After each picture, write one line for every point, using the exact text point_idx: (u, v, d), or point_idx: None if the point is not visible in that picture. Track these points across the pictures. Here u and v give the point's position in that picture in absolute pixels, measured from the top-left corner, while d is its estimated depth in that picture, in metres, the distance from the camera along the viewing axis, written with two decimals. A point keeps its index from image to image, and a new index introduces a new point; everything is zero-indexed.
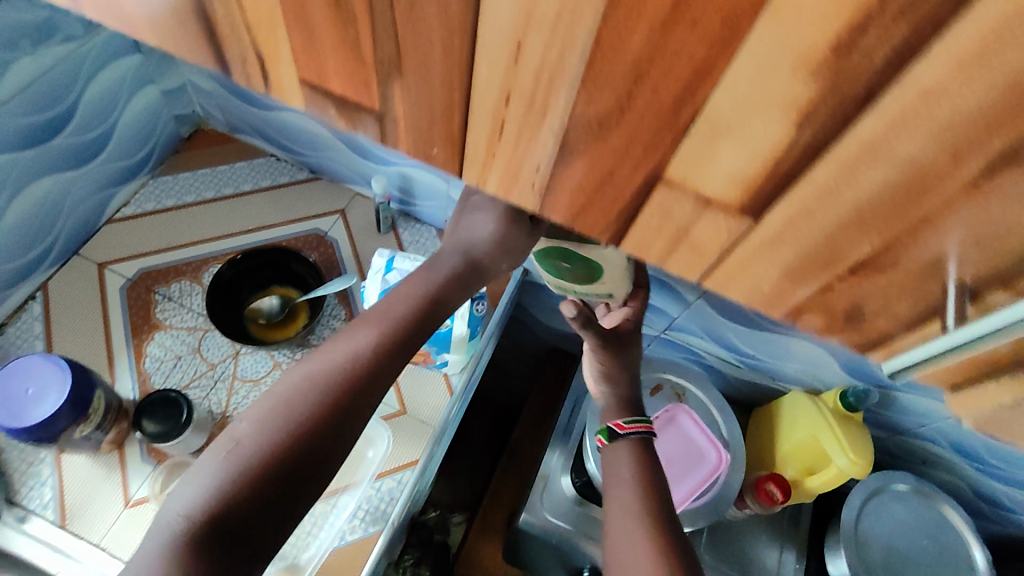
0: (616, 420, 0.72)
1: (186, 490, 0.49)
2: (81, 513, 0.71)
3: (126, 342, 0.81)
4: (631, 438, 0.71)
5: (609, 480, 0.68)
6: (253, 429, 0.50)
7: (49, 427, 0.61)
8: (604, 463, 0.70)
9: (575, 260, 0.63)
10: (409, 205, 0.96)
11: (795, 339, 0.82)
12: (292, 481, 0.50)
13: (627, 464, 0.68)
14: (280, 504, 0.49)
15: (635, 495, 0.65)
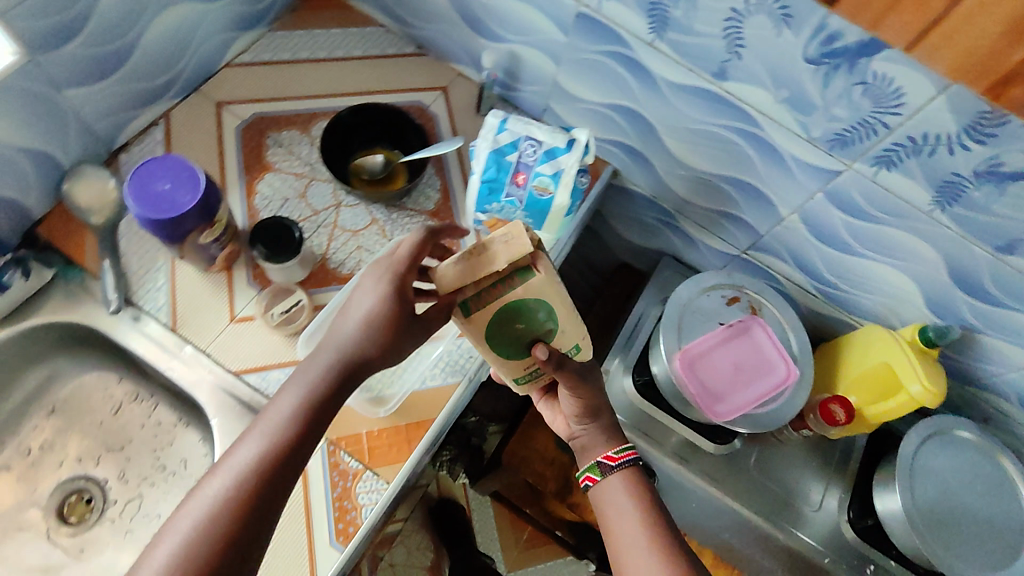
0: (606, 452, 0.72)
1: (197, 501, 0.54)
2: (189, 320, 0.77)
3: (239, 177, 0.85)
4: (619, 474, 0.71)
5: (611, 525, 0.69)
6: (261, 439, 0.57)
7: (180, 223, 0.68)
8: (599, 503, 0.72)
9: (516, 307, 0.58)
10: (511, 90, 0.95)
11: (879, 261, 0.82)
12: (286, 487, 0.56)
13: (622, 496, 0.70)
14: (277, 495, 0.56)
15: (638, 525, 0.67)
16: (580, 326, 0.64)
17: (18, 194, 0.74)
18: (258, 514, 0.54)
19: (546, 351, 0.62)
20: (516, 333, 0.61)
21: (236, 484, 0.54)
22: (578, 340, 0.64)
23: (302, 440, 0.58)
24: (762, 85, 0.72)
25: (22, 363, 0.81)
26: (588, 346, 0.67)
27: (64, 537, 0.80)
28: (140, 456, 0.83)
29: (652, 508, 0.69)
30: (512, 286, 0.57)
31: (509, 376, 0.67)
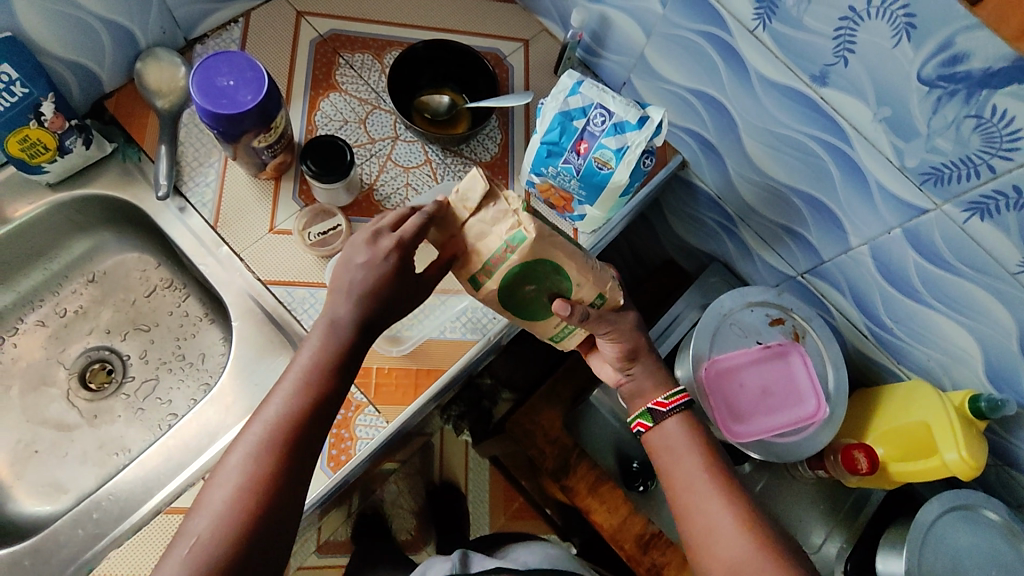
0: (655, 399, 0.69)
1: (219, 483, 0.54)
2: (231, 222, 0.78)
3: (305, 91, 0.84)
4: (675, 418, 0.68)
5: (670, 467, 0.66)
6: (254, 446, 0.55)
7: (237, 122, 0.67)
8: (656, 443, 0.69)
9: (521, 272, 0.57)
10: (593, 56, 0.91)
11: (945, 314, 0.75)
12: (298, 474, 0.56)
13: (685, 438, 0.67)
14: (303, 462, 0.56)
15: (698, 465, 0.65)
16: (598, 268, 0.61)
17: (92, 64, 0.75)
18: (272, 514, 0.54)
19: (567, 307, 0.59)
20: (530, 296, 0.60)
21: (238, 491, 0.53)
22: (603, 287, 0.61)
23: (305, 429, 0.57)
24: (862, 99, 0.66)
25: (71, 229, 0.84)
26: (613, 291, 0.62)
27: (81, 400, 0.84)
28: (163, 341, 0.86)
29: (711, 449, 0.67)
30: (511, 253, 0.55)
31: (544, 335, 0.66)
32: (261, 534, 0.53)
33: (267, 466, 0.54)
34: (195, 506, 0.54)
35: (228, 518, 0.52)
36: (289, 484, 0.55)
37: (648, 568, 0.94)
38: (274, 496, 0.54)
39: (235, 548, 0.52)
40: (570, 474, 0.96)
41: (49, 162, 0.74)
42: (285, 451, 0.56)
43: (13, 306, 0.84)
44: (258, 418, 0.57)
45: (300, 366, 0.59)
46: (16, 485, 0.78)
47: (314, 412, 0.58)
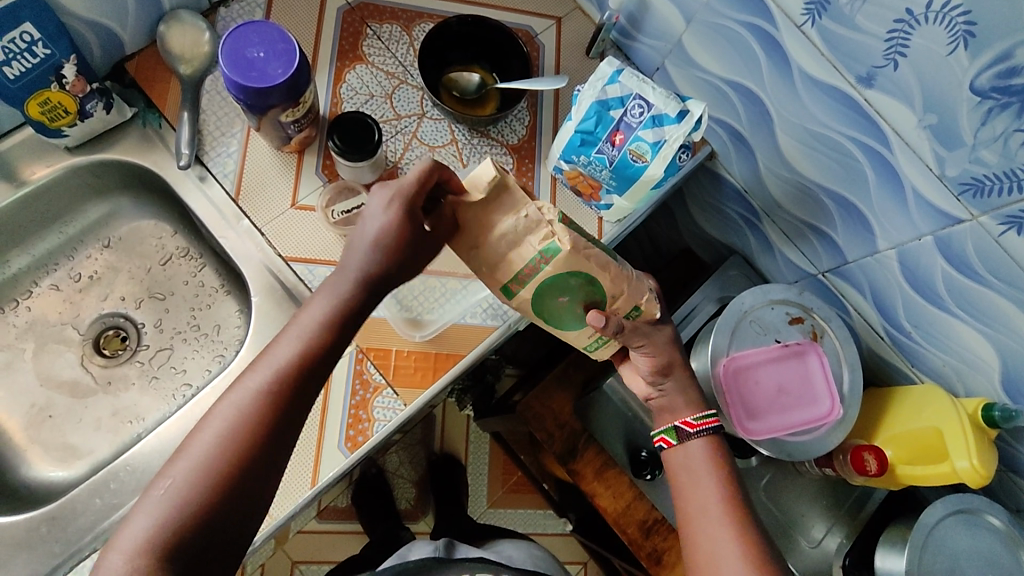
0: (683, 418, 0.69)
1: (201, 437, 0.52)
2: (252, 195, 0.76)
3: (330, 61, 0.81)
4: (699, 440, 0.68)
5: (687, 487, 0.66)
6: (247, 396, 0.54)
7: (263, 96, 0.66)
8: (674, 462, 0.69)
9: (553, 283, 0.58)
10: (627, 38, 0.89)
11: (969, 324, 0.75)
12: (283, 440, 0.54)
13: (705, 462, 0.67)
14: (290, 428, 0.55)
15: (715, 491, 0.65)
16: (632, 277, 0.61)
17: (115, 25, 0.73)
18: (252, 478, 0.52)
19: (602, 318, 0.59)
20: (563, 306, 0.60)
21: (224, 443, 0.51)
22: (638, 299, 0.61)
23: (297, 393, 0.55)
24: (908, 103, 0.65)
25: (88, 193, 0.83)
26: (649, 301, 0.63)
27: (95, 366, 0.84)
28: (178, 310, 0.85)
29: (730, 472, 0.67)
30: (545, 264, 0.56)
31: (578, 345, 0.65)
32: (241, 493, 0.51)
33: (257, 421, 0.53)
34: (178, 449, 0.52)
35: (212, 466, 0.50)
36: (275, 443, 0.54)
37: (649, 553, 0.95)
38: (259, 454, 0.52)
39: (214, 502, 0.50)
40: (578, 460, 0.97)
41: (69, 126, 0.73)
42: (278, 407, 0.54)
43: (28, 269, 0.83)
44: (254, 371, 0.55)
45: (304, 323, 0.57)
46: (31, 450, 0.79)
47: (309, 374, 0.56)
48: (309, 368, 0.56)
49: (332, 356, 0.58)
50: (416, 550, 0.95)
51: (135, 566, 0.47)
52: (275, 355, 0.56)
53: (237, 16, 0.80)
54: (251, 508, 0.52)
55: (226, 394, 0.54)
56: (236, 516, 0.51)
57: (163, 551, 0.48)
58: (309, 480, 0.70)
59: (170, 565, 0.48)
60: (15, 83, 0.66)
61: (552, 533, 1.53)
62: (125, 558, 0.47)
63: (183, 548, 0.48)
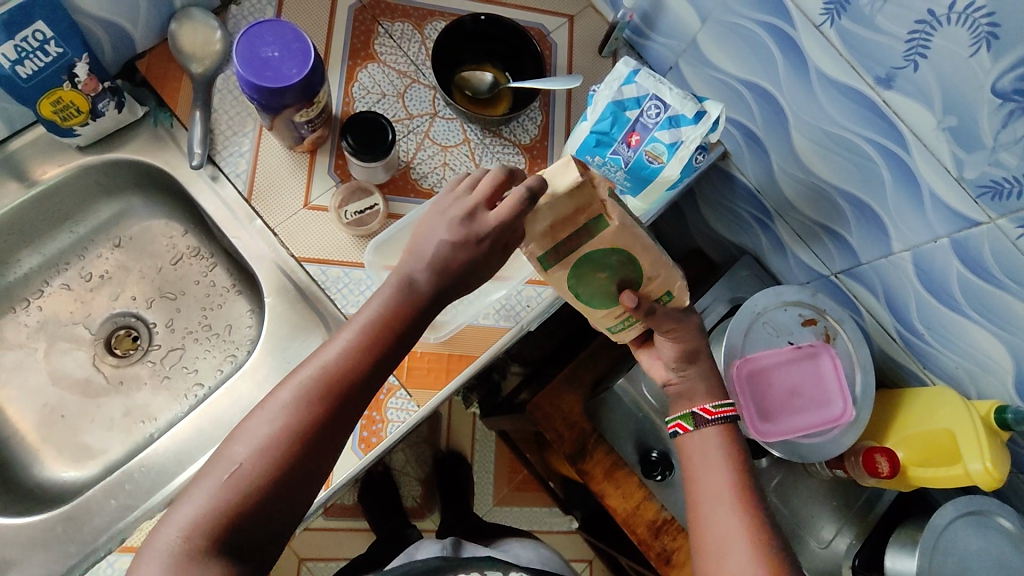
0: (702, 405, 0.68)
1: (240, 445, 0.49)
2: (264, 195, 0.76)
3: (342, 60, 0.81)
4: (716, 426, 0.68)
5: (698, 476, 0.66)
6: (289, 406, 0.50)
7: (278, 96, 0.65)
8: (687, 451, 0.69)
9: (595, 257, 0.56)
10: (640, 37, 0.88)
11: (984, 326, 0.75)
12: (322, 455, 0.51)
13: (718, 450, 0.67)
14: (329, 443, 0.51)
15: (727, 479, 0.65)
16: (670, 265, 0.60)
17: (126, 23, 0.72)
18: (284, 493, 0.49)
19: (635, 299, 0.60)
20: (602, 283, 0.59)
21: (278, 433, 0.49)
22: (672, 287, 0.61)
23: (342, 405, 0.51)
24: (927, 106, 0.64)
25: (99, 192, 0.82)
26: (681, 290, 0.63)
27: (106, 366, 0.83)
28: (189, 310, 0.85)
29: (743, 462, 0.66)
30: (590, 237, 0.54)
31: (601, 325, 0.65)
32: (270, 508, 0.48)
33: (313, 413, 0.50)
34: (232, 432, 0.50)
35: (263, 456, 0.48)
36: (327, 436, 0.51)
37: (659, 553, 0.94)
38: (312, 446, 0.50)
39: (266, 493, 0.48)
40: (588, 459, 0.97)
41: (81, 125, 0.72)
42: (335, 400, 0.51)
43: (39, 269, 0.83)
44: (314, 359, 0.52)
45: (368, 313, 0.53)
46: (44, 450, 0.79)
47: (357, 385, 0.52)
48: (371, 363, 0.52)
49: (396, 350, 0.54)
50: (424, 550, 0.95)
51: (189, 546, 0.46)
52: (337, 347, 0.52)
53: (248, 14, 0.80)
54: (303, 499, 0.50)
55: (285, 381, 0.51)
56: (285, 506, 0.49)
57: (217, 536, 0.46)
58: (323, 481, 0.70)
59: (222, 550, 0.46)
60: (28, 82, 0.65)
61: (557, 531, 1.54)
62: (181, 536, 0.46)
63: (235, 534, 0.47)
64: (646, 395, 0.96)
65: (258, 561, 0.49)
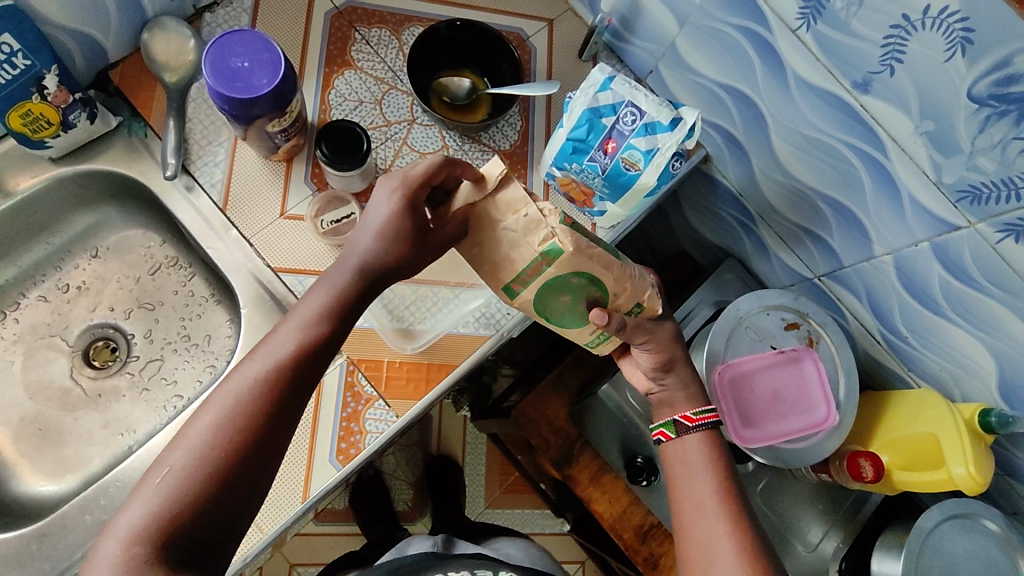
0: (682, 412, 0.67)
1: (194, 427, 0.50)
2: (240, 205, 0.75)
3: (318, 67, 0.80)
4: (696, 434, 0.67)
5: (682, 484, 0.64)
6: (241, 384, 0.52)
7: (248, 107, 0.64)
8: (671, 457, 0.67)
9: (556, 283, 0.58)
10: (620, 41, 0.87)
11: (966, 330, 0.74)
12: (278, 433, 0.52)
13: (704, 459, 0.65)
14: (285, 421, 0.53)
15: (712, 489, 0.63)
16: (637, 275, 0.60)
17: (97, 33, 0.72)
18: (244, 472, 0.50)
19: (604, 315, 0.58)
20: (567, 305, 0.60)
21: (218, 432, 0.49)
22: (641, 297, 0.61)
23: (296, 383, 0.54)
24: (905, 111, 0.64)
25: (74, 203, 0.82)
26: (652, 300, 0.62)
27: (85, 378, 0.83)
28: (168, 320, 0.84)
29: (728, 471, 0.65)
30: (547, 264, 0.56)
31: (581, 342, 0.65)
32: (233, 488, 0.49)
33: (252, 412, 0.51)
34: (173, 439, 0.50)
35: (207, 455, 0.49)
36: (269, 433, 0.51)
37: (646, 557, 0.94)
38: (255, 444, 0.50)
39: (211, 492, 0.48)
40: (574, 465, 0.96)
41: (52, 137, 0.71)
42: (274, 398, 0.52)
43: (15, 281, 0.82)
44: (249, 362, 0.54)
45: (301, 317, 0.56)
46: (22, 464, 0.78)
47: (307, 362, 0.54)
48: (304, 360, 0.54)
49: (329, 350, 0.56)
50: (415, 545, 0.95)
51: (135, 552, 0.45)
52: (272, 347, 0.54)
53: (223, 22, 0.79)
54: (248, 497, 0.50)
55: (222, 385, 0.52)
56: (231, 507, 0.49)
57: (163, 539, 0.46)
58: (301, 494, 0.69)
59: (170, 553, 0.46)
60: None
61: (549, 533, 1.53)
62: (146, 518, 0.46)
63: (182, 535, 0.47)
64: (630, 401, 0.97)
65: (205, 565, 0.48)
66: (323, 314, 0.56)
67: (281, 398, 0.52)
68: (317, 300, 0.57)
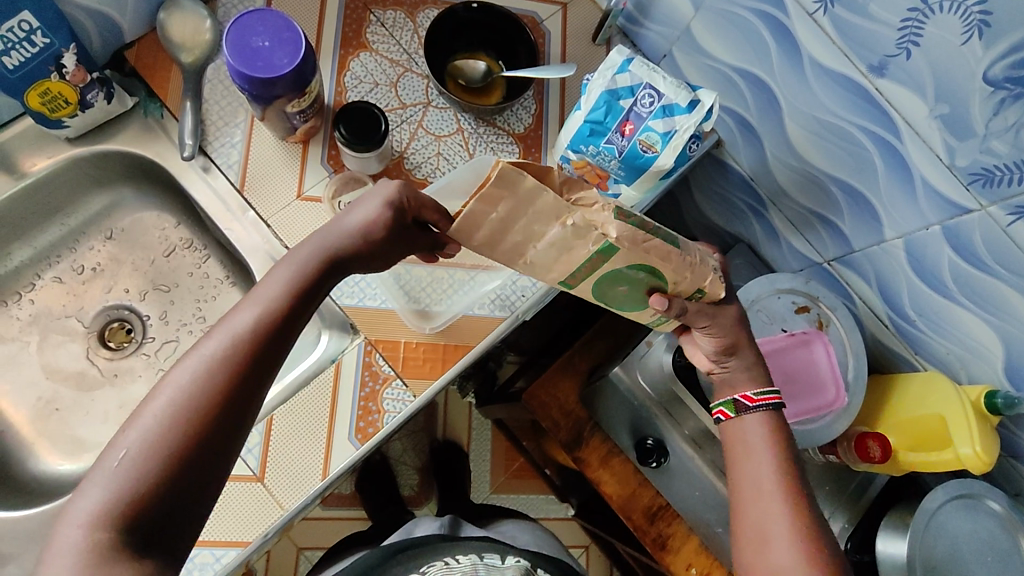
0: (743, 391, 0.67)
1: (150, 408, 0.46)
2: (257, 186, 0.76)
3: (334, 49, 0.80)
4: (759, 414, 0.66)
5: (741, 459, 0.65)
6: (201, 362, 0.48)
7: (268, 88, 0.65)
8: (731, 433, 0.68)
9: (616, 274, 0.56)
10: (634, 24, 0.88)
11: (975, 313, 0.75)
12: (243, 413, 0.49)
13: (762, 438, 0.65)
14: (250, 401, 0.49)
15: (769, 468, 0.63)
16: (697, 262, 0.58)
17: (113, 12, 0.71)
18: (207, 457, 0.46)
19: (664, 301, 0.59)
20: (624, 292, 0.59)
21: (173, 414, 0.46)
22: (704, 284, 0.59)
23: (260, 361, 0.50)
24: (920, 93, 0.65)
25: (90, 184, 0.82)
26: (714, 284, 0.60)
27: (101, 359, 0.83)
28: (183, 302, 0.85)
29: (787, 450, 0.65)
30: (604, 260, 0.54)
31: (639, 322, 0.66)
32: (196, 473, 0.46)
33: (212, 392, 0.47)
34: (128, 419, 0.46)
35: (162, 441, 0.45)
36: (225, 416, 0.48)
37: (655, 538, 0.94)
38: (215, 427, 0.47)
39: (168, 476, 0.45)
40: (584, 447, 0.96)
41: (70, 116, 0.72)
42: (234, 379, 0.49)
43: (30, 261, 0.83)
44: (205, 340, 0.49)
45: (263, 291, 0.52)
46: (39, 443, 0.79)
47: (270, 338, 0.51)
48: (266, 336, 0.51)
49: (292, 328, 0.53)
50: (421, 526, 0.92)
51: (95, 539, 0.42)
52: (233, 323, 0.50)
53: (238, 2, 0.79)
54: (213, 480, 0.47)
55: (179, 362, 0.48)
56: (194, 494, 0.46)
57: (123, 527, 0.43)
58: (321, 471, 0.70)
59: (130, 541, 0.43)
60: (15, 73, 0.65)
61: (554, 518, 1.54)
62: (103, 504, 0.43)
63: (141, 522, 0.44)
64: (641, 384, 0.97)
65: (165, 551, 0.45)
66: (291, 290, 0.53)
67: (245, 377, 0.49)
68: (282, 275, 0.53)
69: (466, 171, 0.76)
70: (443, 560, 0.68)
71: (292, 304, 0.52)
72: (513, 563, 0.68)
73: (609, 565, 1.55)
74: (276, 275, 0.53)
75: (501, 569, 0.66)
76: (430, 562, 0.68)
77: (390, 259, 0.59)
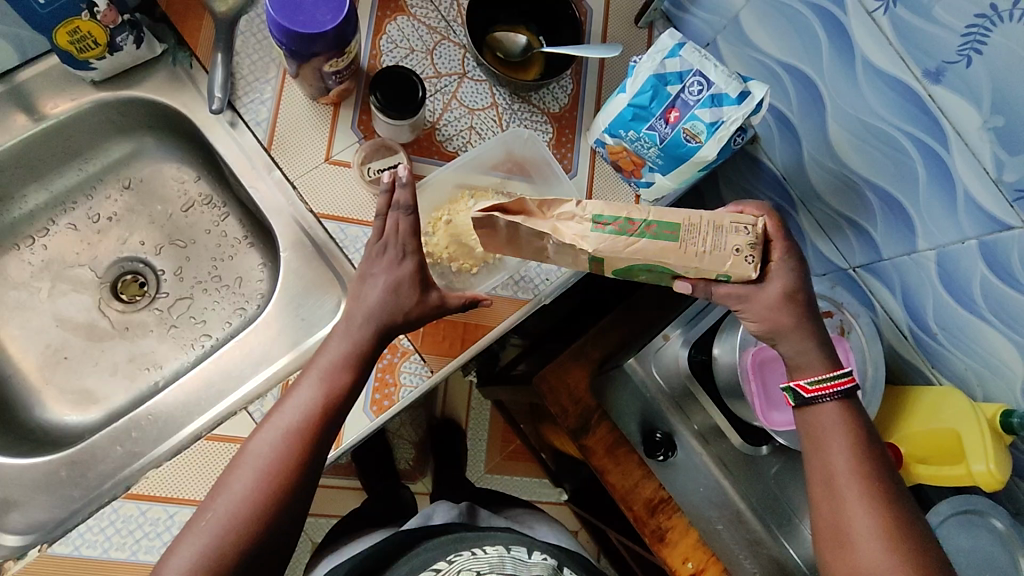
0: (799, 381, 0.65)
1: (233, 480, 0.56)
2: (284, 146, 0.74)
3: (373, 10, 0.78)
4: (830, 402, 0.64)
5: (818, 456, 0.64)
6: (274, 439, 0.58)
7: (307, 44, 0.63)
8: (802, 425, 0.66)
9: (624, 270, 0.61)
10: (679, 10, 0.88)
11: (1002, 334, 0.72)
12: (308, 482, 0.58)
13: (837, 427, 0.64)
14: (314, 471, 0.59)
15: (845, 459, 0.62)
16: (711, 249, 0.59)
17: None
18: (277, 523, 0.56)
19: (687, 285, 0.62)
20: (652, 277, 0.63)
21: (251, 490, 0.55)
22: (722, 267, 0.59)
23: (323, 436, 0.59)
24: (975, 104, 0.63)
25: (112, 131, 0.80)
26: (735, 267, 0.59)
27: (112, 311, 0.82)
28: (200, 259, 0.83)
29: (867, 448, 0.63)
30: (604, 264, 0.61)
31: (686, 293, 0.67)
32: (267, 539, 0.56)
33: (281, 466, 0.57)
34: (209, 496, 0.56)
35: (238, 518, 0.54)
36: (297, 487, 0.57)
37: (653, 530, 0.94)
38: (297, 484, 0.57)
39: (247, 536, 0.54)
40: (590, 435, 0.96)
41: (97, 58, 0.69)
42: (301, 451, 0.58)
43: (45, 206, 0.81)
44: (275, 419, 0.59)
45: (323, 366, 0.61)
46: (46, 391, 0.77)
47: (331, 416, 0.60)
48: (329, 415, 0.60)
49: (349, 401, 0.62)
50: (434, 509, 0.88)
51: None
52: (297, 404, 0.59)
53: None
54: (279, 538, 0.56)
55: (248, 447, 0.58)
56: (277, 541, 0.56)
57: None
58: (334, 442, 0.69)
59: None
60: (44, 10, 0.62)
61: (547, 501, 1.54)
62: (195, 559, 0.53)
63: None
64: (657, 377, 0.95)
65: None
66: (347, 371, 0.61)
67: (312, 449, 0.58)
68: (334, 354, 0.62)
69: (493, 145, 0.77)
70: (471, 550, 0.65)
71: (349, 386, 0.61)
72: (540, 560, 0.66)
73: (597, 551, 1.54)
74: (330, 355, 0.62)
75: (528, 565, 0.64)
76: (458, 550, 0.66)
77: (429, 319, 0.66)
